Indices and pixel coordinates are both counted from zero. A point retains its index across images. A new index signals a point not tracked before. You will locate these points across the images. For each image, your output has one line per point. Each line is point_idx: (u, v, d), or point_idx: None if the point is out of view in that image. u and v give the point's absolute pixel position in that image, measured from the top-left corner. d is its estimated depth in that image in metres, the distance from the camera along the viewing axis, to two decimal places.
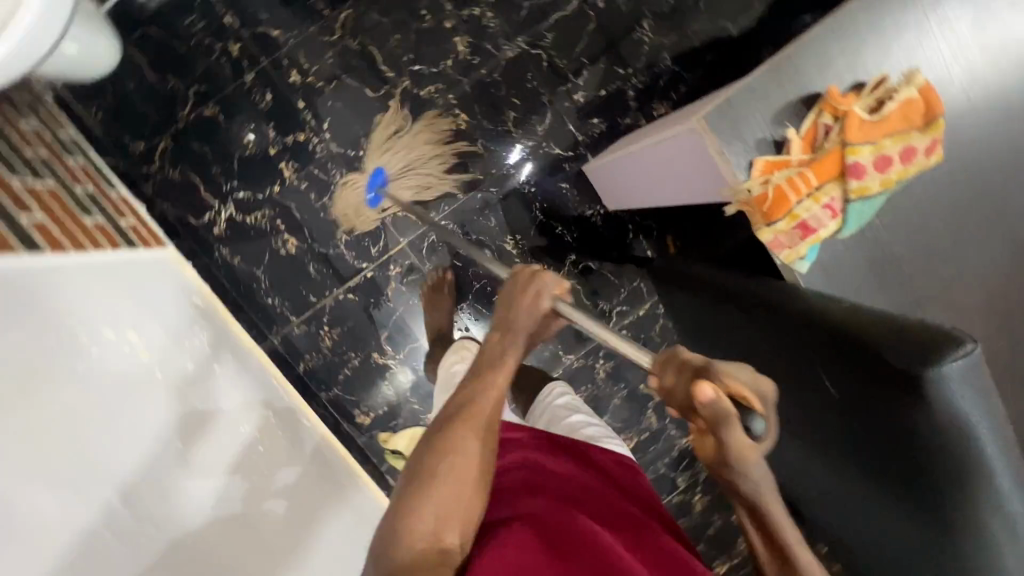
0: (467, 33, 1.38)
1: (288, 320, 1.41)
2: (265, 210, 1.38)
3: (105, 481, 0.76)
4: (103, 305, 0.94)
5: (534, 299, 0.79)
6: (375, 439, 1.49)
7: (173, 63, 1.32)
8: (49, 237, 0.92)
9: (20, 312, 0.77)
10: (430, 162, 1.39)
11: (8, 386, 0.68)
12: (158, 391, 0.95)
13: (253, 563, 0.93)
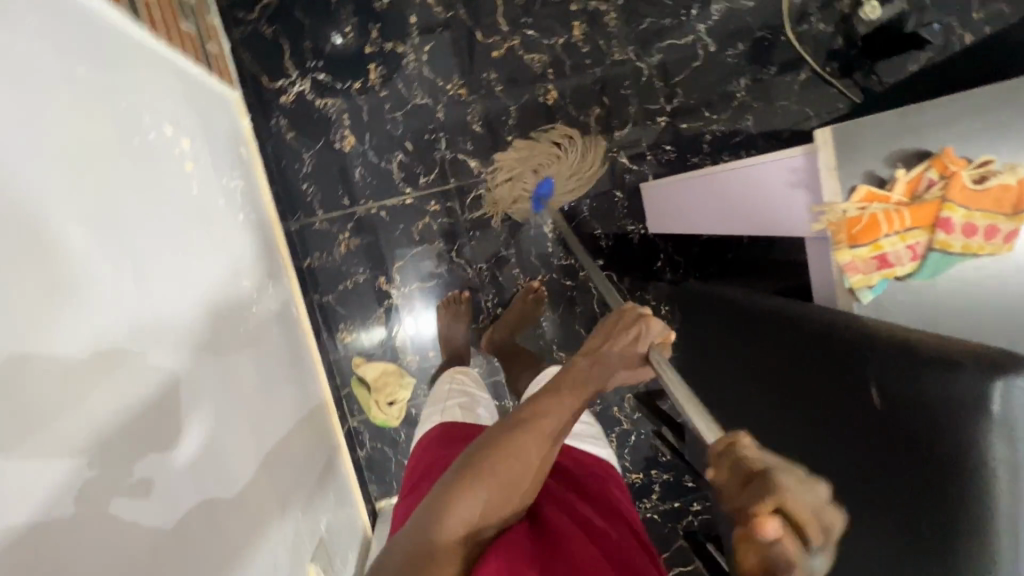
0: (587, 22, 1.43)
1: (314, 212, 1.40)
2: (337, 101, 1.37)
3: (131, 251, 0.72)
4: (168, 99, 0.90)
5: (629, 341, 0.79)
6: (348, 359, 1.46)
7: None
8: (149, 17, 0.90)
9: (102, 56, 0.74)
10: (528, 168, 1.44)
11: (71, 108, 0.65)
12: (191, 206, 0.91)
13: (226, 409, 0.88)
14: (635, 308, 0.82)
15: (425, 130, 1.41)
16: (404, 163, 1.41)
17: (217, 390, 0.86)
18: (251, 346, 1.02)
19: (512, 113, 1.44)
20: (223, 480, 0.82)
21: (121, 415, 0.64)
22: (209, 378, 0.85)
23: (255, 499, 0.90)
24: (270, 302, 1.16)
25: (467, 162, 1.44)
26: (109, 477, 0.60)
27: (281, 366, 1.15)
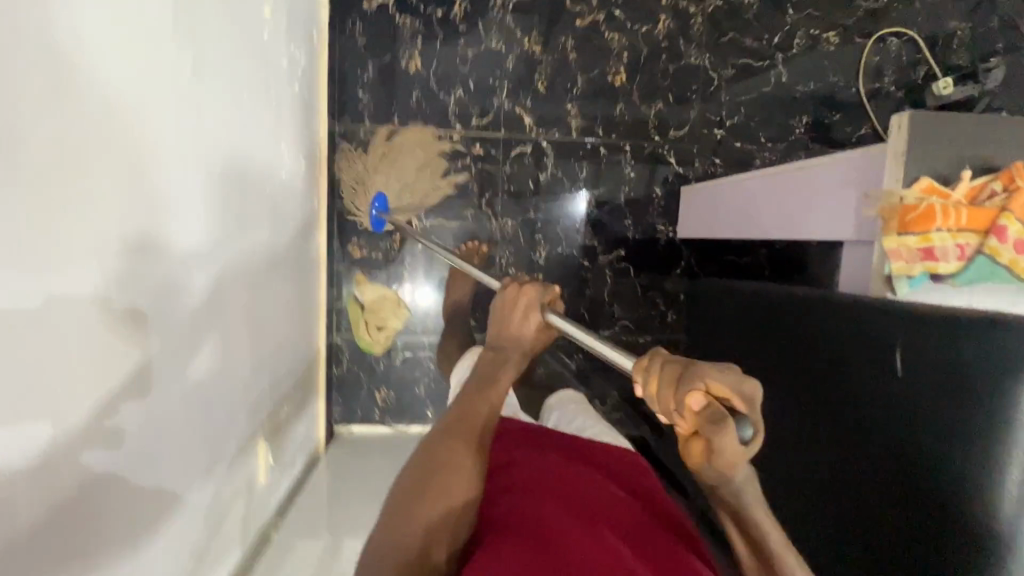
0: (673, 19, 1.45)
1: (362, 121, 1.40)
2: (415, 22, 1.39)
3: (202, 47, 0.72)
4: None
5: (524, 317, 0.77)
6: (350, 275, 1.43)
7: None
8: None
9: None
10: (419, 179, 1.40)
11: None
12: (259, 48, 0.91)
13: (237, 251, 0.86)
14: (512, 282, 0.79)
15: (490, 76, 1.42)
16: (461, 100, 1.42)
17: (233, 228, 0.84)
18: (272, 211, 1.00)
19: (577, 83, 1.45)
20: (215, 317, 0.78)
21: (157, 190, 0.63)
22: (232, 213, 0.83)
23: (237, 361, 0.86)
24: (300, 185, 1.15)
25: (521, 117, 1.44)
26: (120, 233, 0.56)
27: (292, 247, 1.13)
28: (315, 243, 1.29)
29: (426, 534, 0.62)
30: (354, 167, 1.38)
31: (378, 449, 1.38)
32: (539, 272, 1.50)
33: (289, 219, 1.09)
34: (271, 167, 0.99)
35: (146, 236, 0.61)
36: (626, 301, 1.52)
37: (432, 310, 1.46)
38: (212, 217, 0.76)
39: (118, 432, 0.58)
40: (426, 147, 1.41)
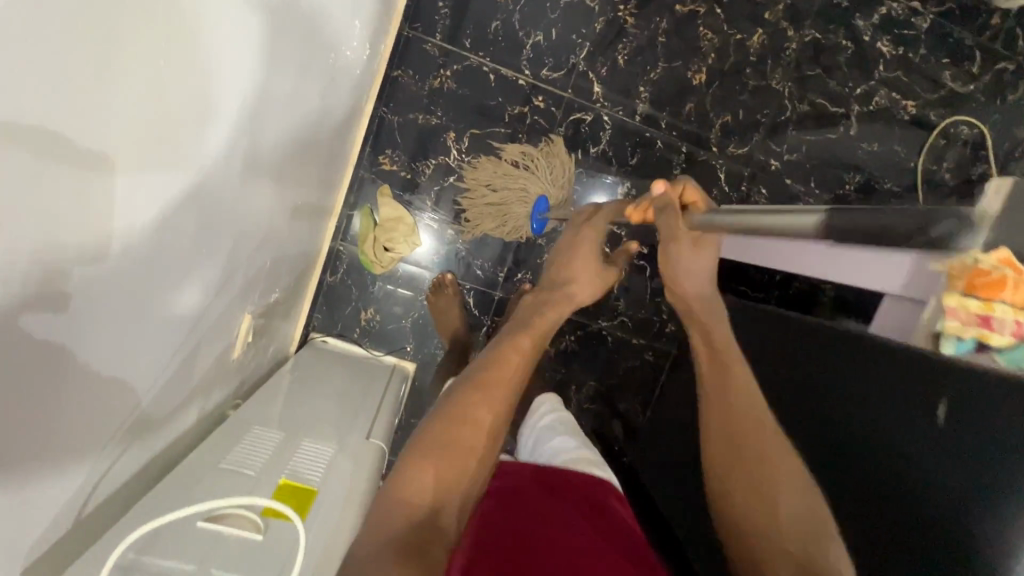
0: (768, 37, 1.42)
1: (433, 35, 1.33)
2: None
3: None
4: None
5: (587, 225, 0.99)
6: (372, 184, 1.37)
7: None
8: None
9: None
10: (506, 179, 1.37)
11: None
12: None
13: (284, 105, 0.77)
14: (590, 209, 1.04)
15: (575, 32, 1.36)
16: (539, 47, 1.36)
17: (287, 77, 0.75)
18: (325, 82, 0.92)
19: (657, 69, 1.40)
20: (228, 193, 0.67)
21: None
22: (291, 60, 0.74)
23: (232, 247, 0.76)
24: (355, 72, 1.07)
25: (591, 82, 1.39)
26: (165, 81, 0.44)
27: (329, 132, 1.04)
28: (349, 138, 1.20)
29: (438, 488, 0.62)
30: (483, 205, 1.38)
31: (348, 365, 1.33)
32: (558, 244, 1.45)
33: (335, 102, 1.01)
34: (339, 37, 0.91)
35: (193, 92, 0.48)
36: (632, 299, 1.50)
37: (442, 248, 1.42)
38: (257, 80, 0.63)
39: (70, 295, 0.43)
40: (554, 166, 1.38)
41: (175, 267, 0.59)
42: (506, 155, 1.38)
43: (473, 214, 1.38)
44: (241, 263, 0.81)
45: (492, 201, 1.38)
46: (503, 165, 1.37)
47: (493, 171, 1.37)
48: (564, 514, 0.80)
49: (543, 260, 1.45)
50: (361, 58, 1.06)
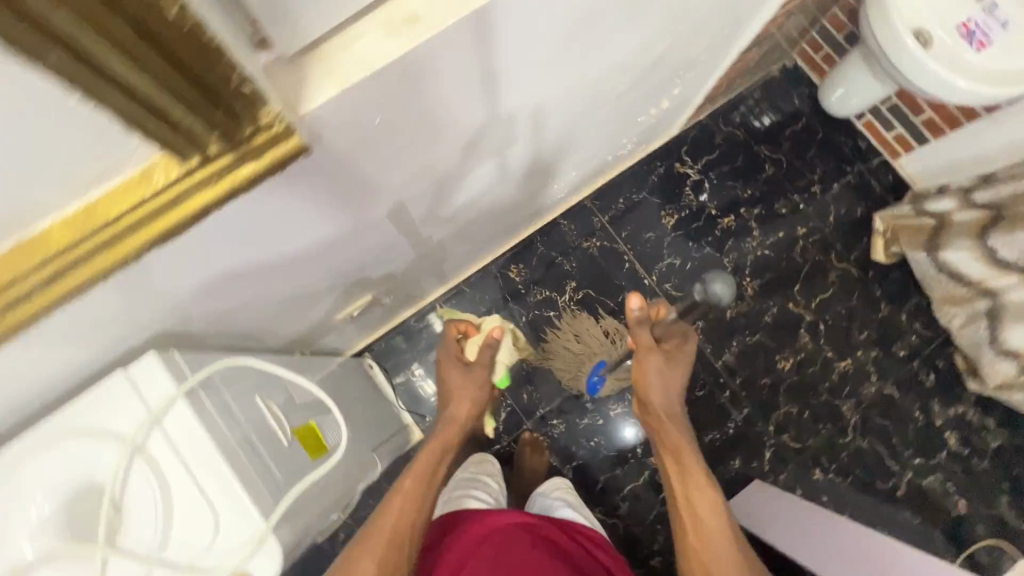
0: (856, 369, 1.60)
1: (603, 213, 1.65)
2: (696, 204, 1.68)
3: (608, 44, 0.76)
4: (673, 93, 1.20)
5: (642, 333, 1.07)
6: (493, 280, 1.61)
7: (807, 146, 1.71)
8: (719, 75, 1.29)
9: (693, 65, 1.09)
10: (591, 336, 1.56)
11: (683, 61, 1.03)
12: (610, 97, 0.98)
13: (417, 176, 0.73)
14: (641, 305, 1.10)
15: (704, 274, 1.65)
16: (672, 268, 1.65)
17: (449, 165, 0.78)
18: (472, 180, 0.92)
19: (754, 337, 1.62)
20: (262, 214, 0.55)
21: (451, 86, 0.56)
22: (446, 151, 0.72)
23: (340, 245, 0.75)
24: (515, 185, 1.11)
25: (701, 316, 1.63)
26: (391, 129, 0.56)
27: (462, 230, 1.13)
28: (474, 257, 1.51)
29: None
30: (562, 346, 1.56)
31: (380, 396, 1.44)
32: (600, 420, 1.55)
33: (487, 197, 1.05)
34: (524, 156, 0.97)
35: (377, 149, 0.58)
36: (636, 509, 1.50)
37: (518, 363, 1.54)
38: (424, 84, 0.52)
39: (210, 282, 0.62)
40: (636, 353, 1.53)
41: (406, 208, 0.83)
42: (603, 323, 1.58)
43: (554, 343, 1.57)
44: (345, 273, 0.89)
45: (569, 342, 1.56)
46: (593, 326, 1.57)
47: (585, 325, 1.58)
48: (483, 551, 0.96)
49: (581, 423, 1.55)
50: (515, 189, 1.12)
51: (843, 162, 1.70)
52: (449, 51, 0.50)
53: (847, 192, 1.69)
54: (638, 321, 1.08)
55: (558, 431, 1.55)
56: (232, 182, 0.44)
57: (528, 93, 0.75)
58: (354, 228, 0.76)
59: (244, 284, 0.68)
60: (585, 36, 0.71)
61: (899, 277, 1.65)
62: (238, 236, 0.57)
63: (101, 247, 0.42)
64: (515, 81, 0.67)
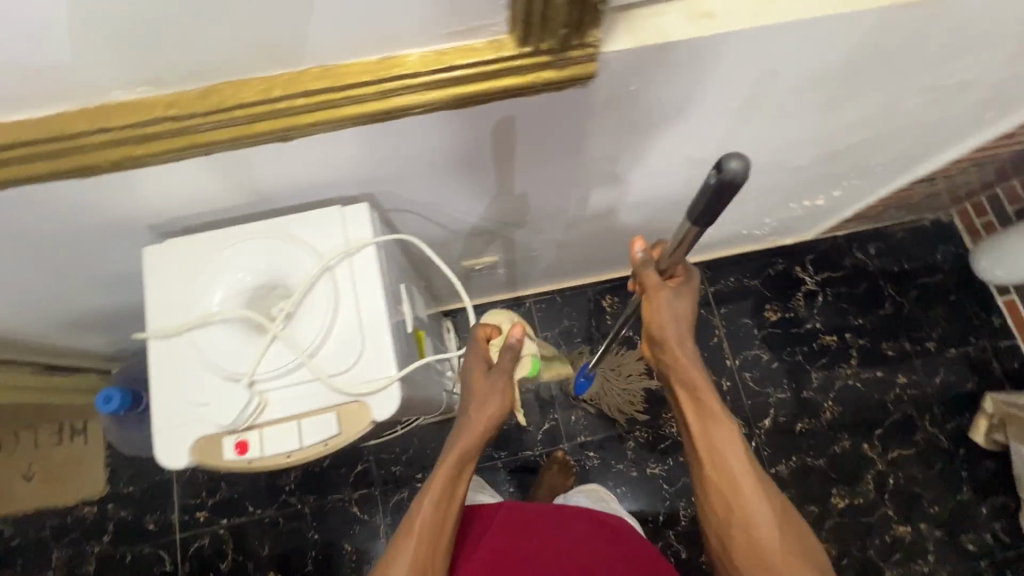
0: (913, 539, 1.50)
1: (710, 284, 1.68)
2: (803, 311, 1.67)
3: (814, 115, 0.85)
4: (832, 193, 1.25)
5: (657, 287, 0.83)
6: (584, 301, 1.66)
7: (935, 302, 1.67)
8: (880, 195, 1.32)
9: (866, 172, 1.14)
10: (623, 361, 1.61)
11: (859, 165, 1.09)
12: (783, 171, 1.05)
13: (606, 163, 0.84)
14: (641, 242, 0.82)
15: (786, 380, 1.62)
16: (756, 361, 1.64)
17: (635, 168, 0.88)
18: (634, 199, 1.01)
19: (816, 460, 1.56)
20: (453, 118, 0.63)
21: (695, 88, 0.68)
22: (643, 151, 0.83)
23: (471, 188, 0.82)
24: (659, 220, 1.19)
25: (769, 417, 1.59)
26: (636, 102, 0.68)
27: (595, 238, 1.22)
28: (579, 272, 1.58)
29: None
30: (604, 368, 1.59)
31: None
32: (634, 472, 1.55)
33: (633, 221, 1.14)
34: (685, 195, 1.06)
35: (610, 114, 0.69)
36: None
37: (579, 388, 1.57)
38: (685, 75, 0.65)
39: (372, 157, 0.69)
40: None
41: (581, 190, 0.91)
42: None
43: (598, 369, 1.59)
44: (492, 226, 0.99)
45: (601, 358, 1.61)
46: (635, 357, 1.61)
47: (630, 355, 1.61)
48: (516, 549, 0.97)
49: (615, 467, 1.55)
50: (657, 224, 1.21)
51: (969, 332, 1.65)
52: (720, 54, 0.62)
53: (962, 362, 1.63)
54: (643, 263, 0.82)
55: (591, 464, 1.55)
56: (534, 77, 0.54)
57: (730, 135, 0.85)
58: (538, 183, 0.85)
59: (418, 182, 0.77)
60: (803, 105, 0.81)
61: (991, 467, 1.54)
62: (478, 130, 0.68)
63: (416, 86, 0.54)
64: (732, 114, 0.78)
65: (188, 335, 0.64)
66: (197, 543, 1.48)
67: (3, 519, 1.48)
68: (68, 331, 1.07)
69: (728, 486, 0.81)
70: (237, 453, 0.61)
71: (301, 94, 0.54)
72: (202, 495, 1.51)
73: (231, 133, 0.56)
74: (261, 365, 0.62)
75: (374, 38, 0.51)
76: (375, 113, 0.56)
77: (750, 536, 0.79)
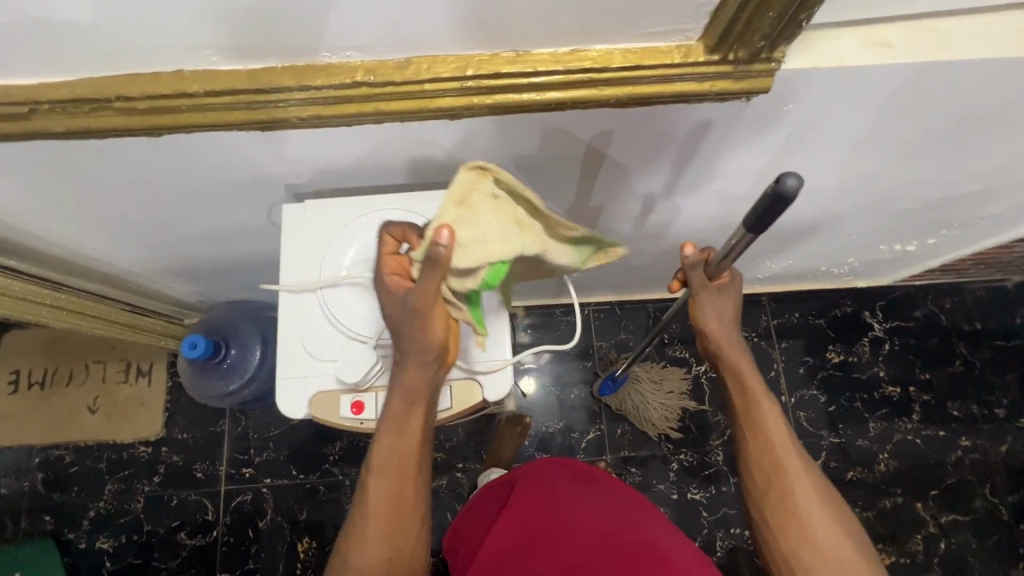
0: None
1: (773, 316, 1.65)
2: (866, 357, 1.63)
3: (941, 159, 0.84)
4: (927, 241, 1.21)
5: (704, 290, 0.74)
6: (642, 316, 1.66)
7: (1009, 368, 1.61)
8: (975, 250, 1.28)
9: (970, 223, 1.11)
10: (661, 376, 1.59)
11: (965, 215, 1.06)
12: (886, 212, 1.03)
13: (717, 188, 0.86)
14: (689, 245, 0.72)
15: (841, 425, 1.58)
16: (812, 401, 1.60)
17: (744, 194, 0.89)
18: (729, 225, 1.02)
19: (864, 512, 1.51)
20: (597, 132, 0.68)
21: (839, 123, 0.70)
22: (759, 179, 0.84)
23: (577, 197, 0.86)
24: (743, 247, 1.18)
25: (819, 460, 1.55)
26: (775, 130, 0.70)
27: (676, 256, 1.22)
28: (643, 287, 1.57)
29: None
30: (647, 382, 1.57)
31: None
32: (674, 495, 1.53)
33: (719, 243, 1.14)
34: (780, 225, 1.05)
35: (746, 138, 0.71)
36: None
37: (629, 403, 1.56)
38: (837, 108, 0.66)
39: (508, 157, 0.73)
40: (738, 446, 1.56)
41: (685, 207, 0.92)
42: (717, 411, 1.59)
43: (650, 386, 1.57)
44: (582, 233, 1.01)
45: (644, 371, 1.59)
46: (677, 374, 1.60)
47: (674, 372, 1.60)
48: (530, 500, 0.89)
49: (656, 486, 1.54)
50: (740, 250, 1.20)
51: None
52: (880, 88, 0.63)
53: None
54: (690, 264, 0.72)
55: (631, 480, 1.54)
56: (710, 84, 0.57)
57: (850, 174, 0.85)
58: (651, 192, 0.86)
59: (534, 184, 0.81)
60: (933, 149, 0.80)
61: None
62: (612, 139, 0.70)
63: (598, 80, 0.57)
64: (861, 153, 0.79)
65: (318, 293, 0.72)
66: (240, 497, 1.53)
67: (64, 446, 1.55)
68: (167, 276, 1.12)
69: (767, 459, 0.73)
70: (353, 412, 0.70)
71: (490, 76, 0.56)
72: (250, 451, 1.55)
73: (413, 105, 0.59)
74: (383, 330, 0.72)
75: (577, 31, 0.54)
76: (551, 103, 0.59)
77: (789, 505, 0.71)
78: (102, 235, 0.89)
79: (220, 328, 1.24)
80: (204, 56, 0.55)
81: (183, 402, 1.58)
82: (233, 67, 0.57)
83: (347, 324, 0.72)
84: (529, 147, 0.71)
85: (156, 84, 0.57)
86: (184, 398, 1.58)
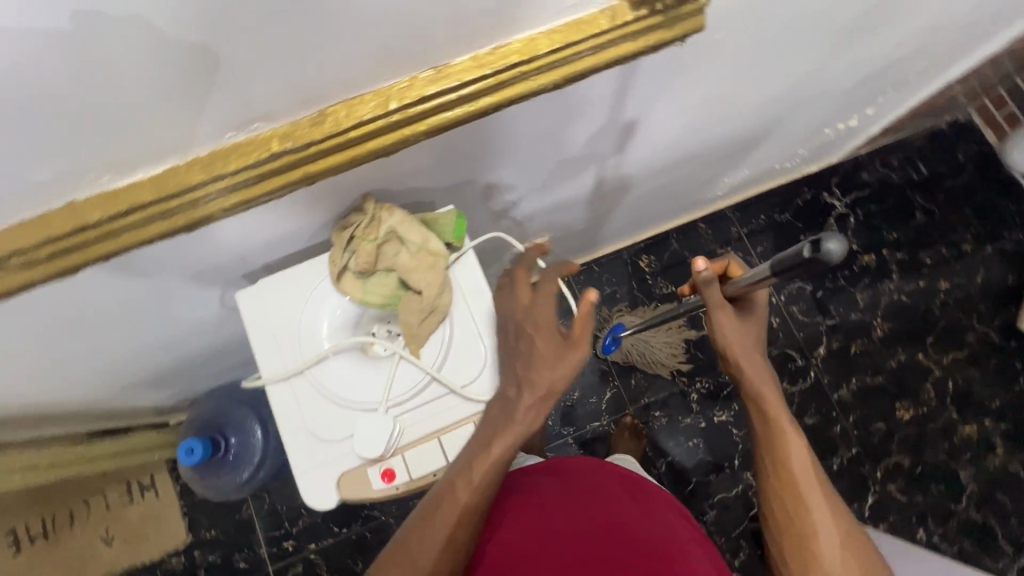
0: (980, 437, 1.54)
1: (742, 226, 1.67)
2: (838, 236, 1.67)
3: (871, 34, 0.83)
4: (866, 112, 1.23)
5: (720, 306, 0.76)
6: (622, 265, 1.65)
7: (965, 202, 1.68)
8: (910, 106, 1.31)
9: (903, 83, 1.12)
10: (658, 317, 1.60)
11: (897, 78, 1.07)
12: (828, 99, 1.03)
13: (670, 130, 0.83)
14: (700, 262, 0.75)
15: (833, 306, 1.63)
16: (802, 292, 1.64)
17: (694, 128, 0.87)
18: (684, 159, 1.00)
19: (875, 378, 1.59)
20: (537, 119, 0.64)
21: (772, 35, 0.68)
22: (705, 110, 0.82)
23: (533, 186, 0.83)
24: (701, 174, 1.17)
25: (822, 344, 1.61)
26: (714, 62, 0.68)
27: (639, 204, 1.20)
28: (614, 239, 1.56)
29: None
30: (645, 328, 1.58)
31: None
32: (702, 424, 1.57)
33: (678, 178, 1.12)
34: (732, 143, 1.04)
35: (687, 78, 0.69)
36: (723, 518, 1.51)
37: (635, 352, 1.57)
38: (767, 24, 0.64)
39: (459, 170, 0.69)
40: None
41: (641, 158, 0.90)
42: None
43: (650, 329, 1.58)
44: (546, 215, 0.98)
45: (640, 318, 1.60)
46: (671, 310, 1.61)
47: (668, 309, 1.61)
48: (533, 512, 0.79)
49: (683, 421, 1.57)
50: (699, 177, 1.19)
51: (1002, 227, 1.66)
52: None
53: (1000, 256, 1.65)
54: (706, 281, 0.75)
55: (659, 424, 1.57)
56: (643, 41, 0.54)
57: (790, 76, 0.84)
58: (604, 156, 0.83)
59: (488, 188, 0.77)
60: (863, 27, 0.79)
61: None
62: (553, 122, 0.67)
63: (530, 71, 0.53)
64: (798, 54, 0.77)
65: (306, 374, 0.68)
66: (290, 572, 1.49)
67: None
68: (137, 390, 1.04)
69: (790, 495, 0.68)
70: (386, 481, 0.67)
71: (415, 103, 0.53)
72: (285, 525, 1.51)
73: (347, 157, 0.55)
74: (388, 390, 0.69)
75: (495, 22, 0.50)
76: (487, 110, 0.55)
77: (808, 549, 0.65)
78: (51, 378, 0.81)
79: (211, 421, 1.18)
80: (90, 181, 0.52)
81: (199, 501, 1.52)
82: (127, 180, 0.53)
83: (349, 396, 0.69)
84: (473, 155, 0.67)
85: (49, 224, 0.53)
86: (199, 497, 1.51)
